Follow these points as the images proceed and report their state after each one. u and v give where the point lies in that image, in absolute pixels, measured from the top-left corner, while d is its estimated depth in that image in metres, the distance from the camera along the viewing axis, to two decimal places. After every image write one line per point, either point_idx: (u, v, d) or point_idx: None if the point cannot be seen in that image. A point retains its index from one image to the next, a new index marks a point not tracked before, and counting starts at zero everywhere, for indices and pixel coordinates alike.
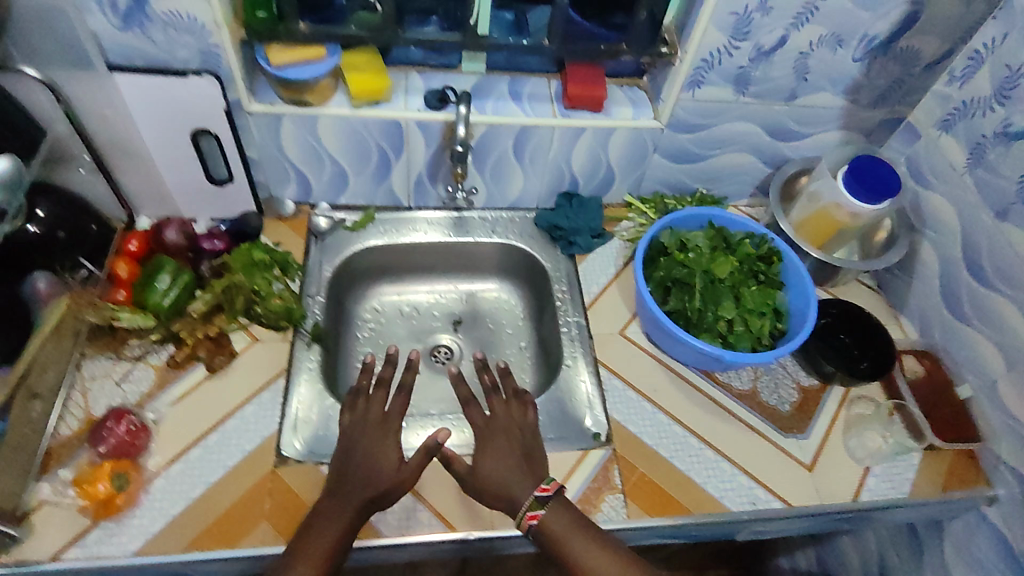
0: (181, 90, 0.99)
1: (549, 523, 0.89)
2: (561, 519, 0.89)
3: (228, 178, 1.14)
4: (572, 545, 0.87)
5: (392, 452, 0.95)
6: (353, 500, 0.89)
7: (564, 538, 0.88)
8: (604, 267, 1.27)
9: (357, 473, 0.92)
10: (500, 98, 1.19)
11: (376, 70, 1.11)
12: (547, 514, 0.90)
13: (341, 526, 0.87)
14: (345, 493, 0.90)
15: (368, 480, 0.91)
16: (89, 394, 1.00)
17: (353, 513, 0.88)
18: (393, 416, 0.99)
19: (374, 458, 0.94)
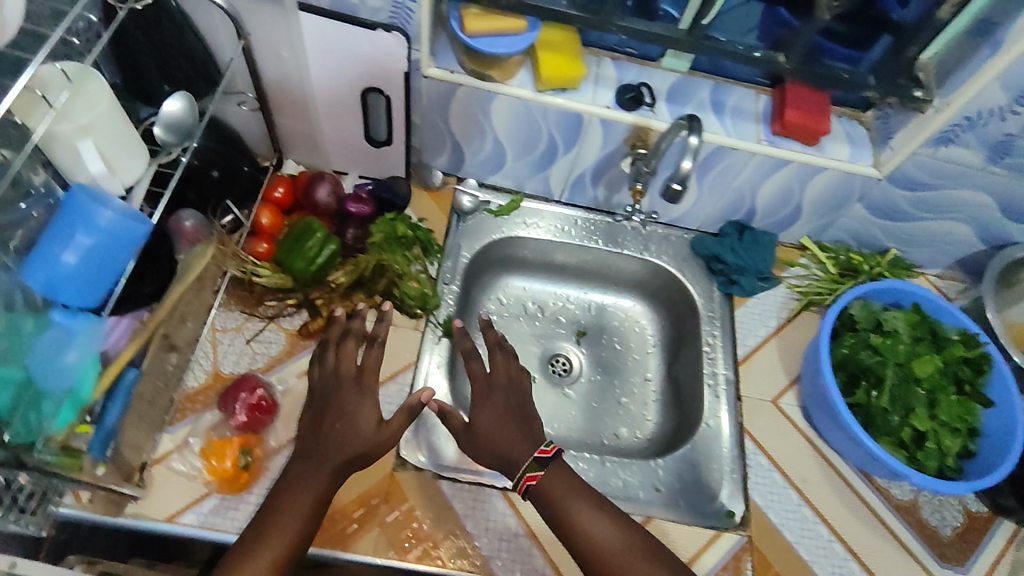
0: (366, 48, 0.87)
1: (556, 496, 0.81)
2: (560, 487, 0.82)
3: (385, 141, 1.04)
4: (586, 521, 0.79)
5: (371, 411, 0.82)
6: (326, 467, 0.78)
7: (563, 502, 0.80)
8: (763, 319, 1.13)
9: (324, 438, 0.79)
10: (700, 108, 1.01)
11: (570, 55, 0.96)
12: (546, 483, 0.82)
13: (310, 498, 0.76)
14: (318, 460, 0.78)
15: (345, 445, 0.79)
16: (219, 346, 0.96)
17: (330, 481, 0.78)
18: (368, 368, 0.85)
19: (344, 416, 0.81)
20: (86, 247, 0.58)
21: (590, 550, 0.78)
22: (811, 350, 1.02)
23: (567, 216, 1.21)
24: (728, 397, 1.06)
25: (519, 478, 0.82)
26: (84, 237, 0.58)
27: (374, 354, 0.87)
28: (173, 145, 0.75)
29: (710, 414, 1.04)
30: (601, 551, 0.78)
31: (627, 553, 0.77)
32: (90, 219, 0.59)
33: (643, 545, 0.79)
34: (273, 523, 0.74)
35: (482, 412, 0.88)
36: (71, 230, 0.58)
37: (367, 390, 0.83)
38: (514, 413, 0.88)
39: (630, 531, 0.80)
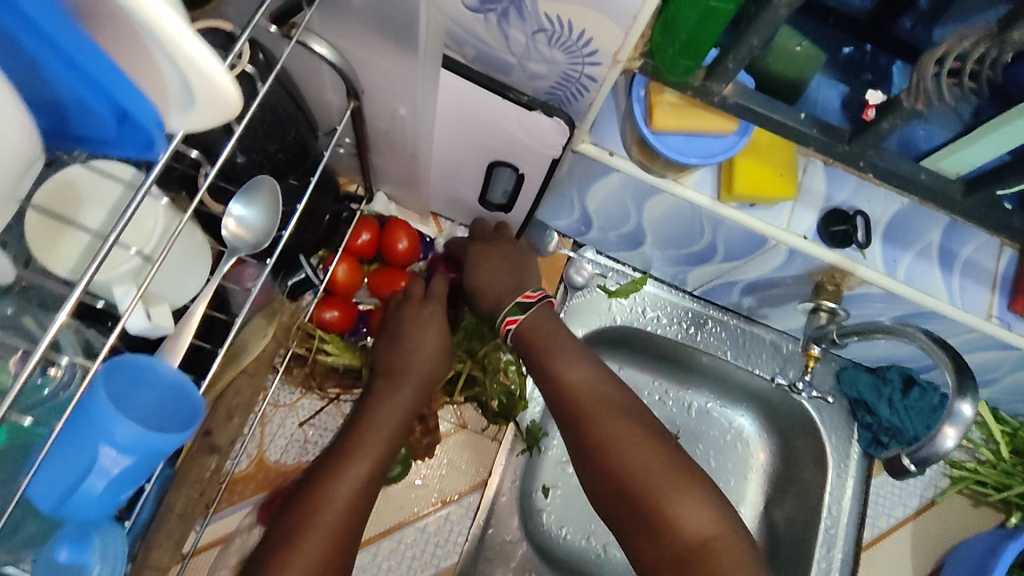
0: (511, 126, 0.63)
1: (554, 363, 0.74)
2: (552, 330, 0.76)
3: (505, 207, 0.81)
4: (568, 371, 0.74)
5: (412, 392, 0.72)
6: (378, 437, 0.68)
7: (547, 350, 0.75)
8: (904, 497, 0.94)
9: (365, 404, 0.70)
10: (923, 257, 0.76)
11: (776, 167, 0.70)
12: (533, 313, 0.76)
13: (366, 467, 0.65)
14: (365, 423, 0.68)
15: (377, 412, 0.69)
16: (268, 426, 0.81)
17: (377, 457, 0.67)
18: (430, 342, 0.75)
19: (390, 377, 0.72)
20: (114, 473, 0.42)
21: (578, 416, 0.72)
22: (967, 556, 0.86)
23: (695, 312, 0.99)
24: None
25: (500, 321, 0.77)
26: (112, 460, 0.42)
27: (422, 332, 0.75)
28: (241, 251, 0.56)
29: None
30: (588, 414, 0.72)
31: (618, 427, 0.71)
32: (113, 435, 0.41)
33: (645, 427, 0.72)
34: (317, 501, 0.62)
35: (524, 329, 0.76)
36: (90, 450, 0.42)
37: (410, 348, 0.74)
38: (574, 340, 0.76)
39: (620, 397, 0.74)
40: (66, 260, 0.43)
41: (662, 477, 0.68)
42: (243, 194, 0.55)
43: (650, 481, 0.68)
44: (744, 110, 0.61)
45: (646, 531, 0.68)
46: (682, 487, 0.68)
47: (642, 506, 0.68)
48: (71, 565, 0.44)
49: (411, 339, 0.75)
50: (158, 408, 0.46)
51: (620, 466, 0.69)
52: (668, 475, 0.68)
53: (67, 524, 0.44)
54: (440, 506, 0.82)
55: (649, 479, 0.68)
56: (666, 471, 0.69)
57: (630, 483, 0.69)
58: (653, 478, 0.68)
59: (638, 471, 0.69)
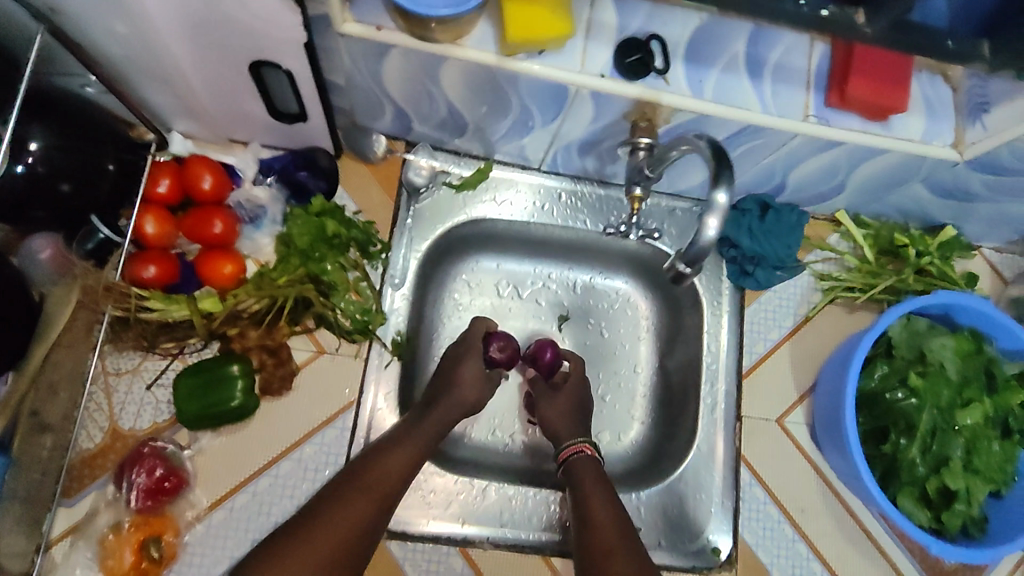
0: (236, 13, 0.58)
1: (575, 466, 0.81)
2: (594, 471, 0.80)
3: (300, 115, 0.76)
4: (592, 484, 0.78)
5: (391, 482, 0.71)
6: (368, 497, 0.69)
7: (589, 481, 0.78)
8: (780, 319, 0.96)
9: (376, 458, 0.73)
10: (730, 70, 0.74)
11: (549, 5, 0.66)
12: (576, 459, 0.81)
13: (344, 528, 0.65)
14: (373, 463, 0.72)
15: (374, 474, 0.71)
16: (115, 395, 0.78)
17: (364, 521, 0.67)
18: (416, 433, 0.77)
19: (385, 451, 0.74)
20: None
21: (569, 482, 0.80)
22: (834, 362, 0.87)
23: (548, 186, 0.97)
24: (728, 420, 0.90)
25: (574, 445, 0.82)
26: None
27: (390, 453, 0.74)
28: None
29: (703, 438, 0.90)
30: (580, 490, 0.77)
31: (598, 498, 0.76)
32: None
33: (617, 503, 0.76)
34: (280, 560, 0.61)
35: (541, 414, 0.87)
36: None
37: (404, 441, 0.75)
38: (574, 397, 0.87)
39: (608, 491, 0.77)
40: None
41: (621, 557, 0.69)
42: None
43: (616, 553, 0.70)
44: None
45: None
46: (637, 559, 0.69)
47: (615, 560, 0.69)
48: None
49: (407, 433, 0.76)
50: None
51: (590, 530, 0.73)
52: (615, 548, 0.70)
53: None
54: (313, 431, 0.80)
55: (617, 552, 0.69)
56: (630, 546, 0.71)
57: (599, 545, 0.71)
58: (614, 549, 0.70)
59: (602, 532, 0.72)
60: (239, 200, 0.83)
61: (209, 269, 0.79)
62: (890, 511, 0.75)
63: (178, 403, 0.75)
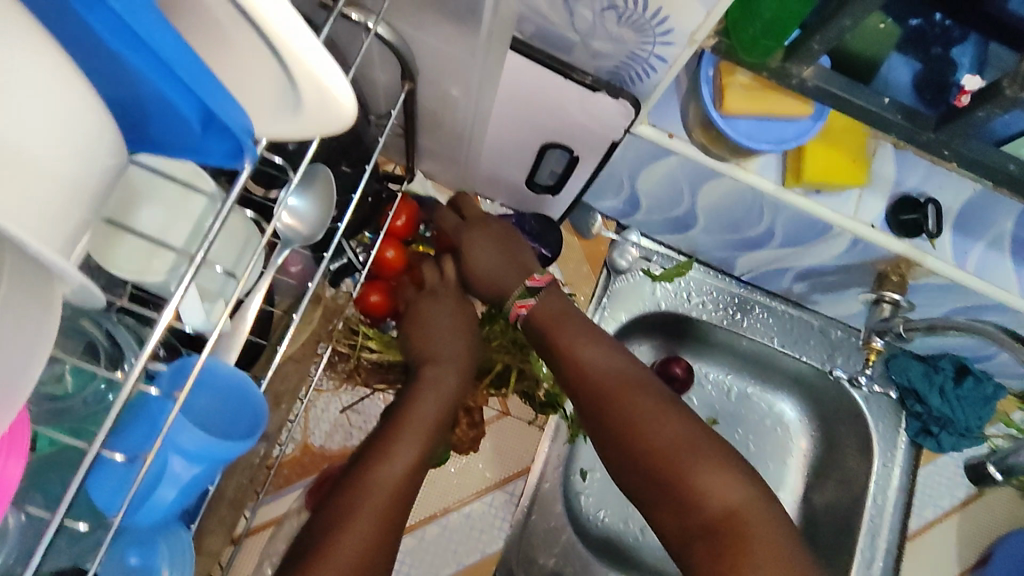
0: (566, 106, 0.60)
1: (537, 313, 0.74)
2: (559, 309, 0.73)
3: (553, 189, 0.78)
4: (582, 348, 0.71)
5: (407, 475, 0.64)
6: (400, 476, 0.63)
7: (557, 322, 0.72)
8: (950, 486, 0.93)
9: (387, 428, 0.66)
10: (995, 247, 0.73)
11: (847, 151, 0.66)
12: (540, 297, 0.74)
13: (359, 539, 0.58)
14: (374, 471, 0.62)
15: (381, 466, 0.63)
16: (312, 411, 0.81)
17: (385, 512, 0.61)
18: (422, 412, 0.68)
19: (391, 422, 0.67)
20: (183, 481, 0.41)
21: (593, 396, 0.70)
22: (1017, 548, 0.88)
23: (741, 297, 0.97)
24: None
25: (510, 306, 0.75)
26: (179, 468, 0.40)
27: (422, 397, 0.69)
28: (295, 243, 0.54)
29: None
30: (555, 331, 0.72)
31: (586, 347, 0.71)
32: (180, 442, 0.40)
33: (614, 351, 0.72)
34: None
35: (463, 239, 0.79)
36: (157, 457, 0.40)
37: (412, 413, 0.67)
38: (500, 235, 0.78)
39: (637, 370, 0.71)
40: (124, 261, 0.41)
41: (680, 446, 0.65)
42: (296, 184, 0.53)
43: (666, 444, 0.66)
44: (824, 94, 0.57)
45: (671, 499, 0.65)
46: (693, 449, 0.65)
47: (665, 455, 0.65)
48: (139, 569, 0.42)
49: (417, 393, 0.69)
50: (217, 408, 0.44)
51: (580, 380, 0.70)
52: (670, 447, 0.66)
53: (131, 533, 0.42)
54: (484, 493, 0.82)
55: (669, 452, 0.65)
56: (680, 440, 0.66)
57: (653, 449, 0.66)
58: (631, 408, 0.68)
59: (598, 389, 0.69)
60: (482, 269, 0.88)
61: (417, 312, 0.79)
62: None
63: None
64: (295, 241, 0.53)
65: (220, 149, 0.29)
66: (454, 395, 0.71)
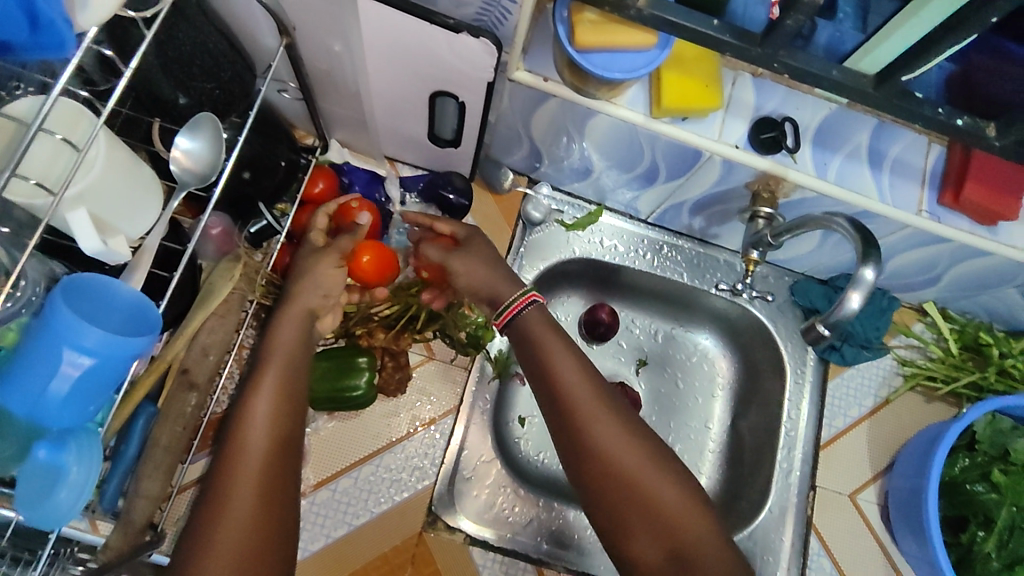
0: (437, 51, 0.67)
1: (528, 320, 0.74)
2: (545, 325, 0.73)
3: (454, 142, 0.85)
4: (562, 365, 0.70)
5: (269, 435, 0.63)
6: (284, 412, 0.65)
7: (543, 339, 0.72)
8: (858, 396, 0.99)
9: (254, 373, 0.66)
10: (853, 158, 0.80)
11: (701, 78, 0.74)
12: (518, 315, 0.74)
13: (253, 488, 0.60)
14: (241, 429, 0.62)
15: (246, 424, 0.62)
16: (245, 368, 0.86)
17: (263, 475, 0.61)
18: (281, 339, 0.69)
19: (255, 371, 0.67)
20: (79, 376, 0.46)
21: (565, 414, 0.68)
22: (915, 447, 0.89)
23: (651, 239, 1.03)
24: (799, 487, 0.93)
25: (521, 298, 0.74)
26: (74, 364, 0.46)
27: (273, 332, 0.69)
28: (191, 186, 0.60)
29: (775, 500, 0.93)
30: (541, 346, 0.72)
31: (564, 359, 0.71)
32: (75, 342, 0.46)
33: (583, 358, 0.72)
34: (203, 548, 0.56)
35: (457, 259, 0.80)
36: (56, 356, 0.46)
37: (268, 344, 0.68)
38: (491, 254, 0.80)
39: (605, 388, 0.70)
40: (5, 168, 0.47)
41: (643, 469, 0.66)
42: (187, 129, 0.59)
43: (629, 461, 0.66)
44: (661, 21, 0.64)
45: (626, 503, 0.66)
46: (647, 460, 0.66)
47: (617, 481, 0.66)
48: (49, 463, 0.49)
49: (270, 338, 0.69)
50: (114, 320, 0.50)
51: (561, 401, 0.69)
52: (623, 461, 0.66)
53: (45, 430, 0.48)
54: (415, 432, 0.87)
55: (634, 474, 0.66)
56: (619, 427, 0.68)
57: (609, 461, 0.66)
58: (602, 428, 0.67)
59: (573, 402, 0.68)
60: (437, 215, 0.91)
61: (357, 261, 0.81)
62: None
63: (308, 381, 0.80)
64: (193, 183, 0.59)
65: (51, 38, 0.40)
66: (307, 327, 0.71)
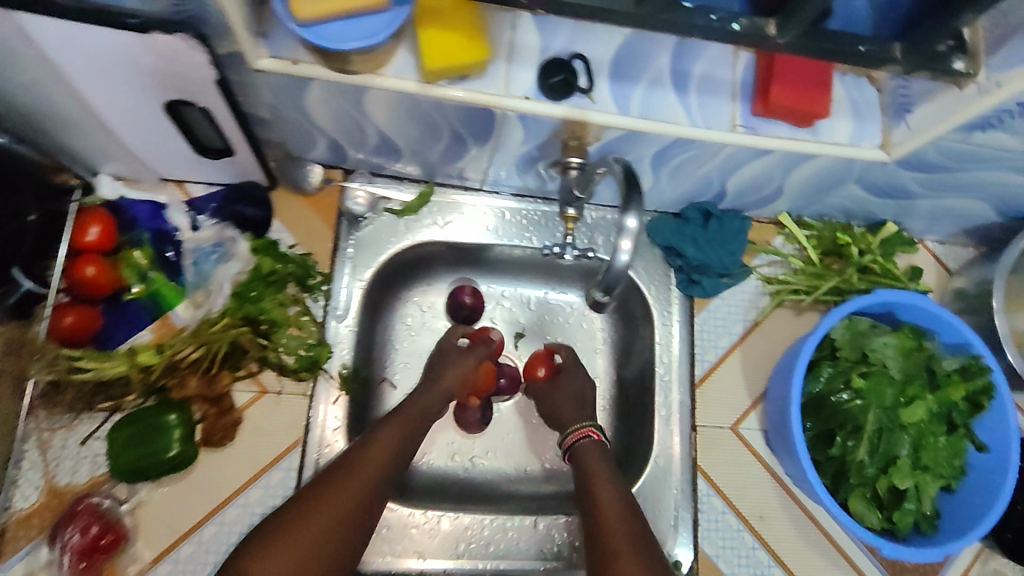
0: (135, 57, 0.58)
1: (586, 450, 0.84)
2: (597, 457, 0.83)
3: (226, 149, 0.75)
4: (602, 485, 0.78)
5: (376, 479, 0.72)
6: (334, 513, 0.66)
7: (591, 472, 0.80)
8: (729, 325, 0.96)
9: (340, 471, 0.71)
10: (655, 85, 0.73)
11: (466, 28, 0.65)
12: (580, 442, 0.85)
13: (325, 530, 0.64)
14: (349, 473, 0.71)
15: (344, 481, 0.70)
16: (49, 452, 0.76)
17: (344, 518, 0.67)
18: (371, 454, 0.74)
19: (363, 445, 0.75)
20: None
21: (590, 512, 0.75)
22: (781, 366, 0.87)
23: (491, 207, 0.95)
24: (685, 432, 0.90)
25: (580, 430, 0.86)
26: None
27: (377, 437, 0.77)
28: None
29: (660, 451, 0.89)
30: (590, 483, 0.79)
31: (598, 470, 0.80)
32: None
33: (624, 490, 0.77)
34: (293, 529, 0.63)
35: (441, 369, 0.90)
36: None
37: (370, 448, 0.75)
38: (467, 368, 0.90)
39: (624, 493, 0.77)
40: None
41: (627, 546, 0.69)
42: None
43: (615, 538, 0.71)
44: None
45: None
46: (632, 542, 0.70)
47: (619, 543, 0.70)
48: None
49: (364, 450, 0.75)
50: None
51: (596, 502, 0.76)
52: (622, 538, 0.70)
53: None
54: (260, 476, 0.79)
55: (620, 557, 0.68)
56: (628, 545, 0.69)
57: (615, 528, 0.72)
58: (616, 529, 0.72)
59: (603, 499, 0.76)
60: (236, 236, 0.82)
61: (75, 273, 0.76)
62: (835, 511, 0.75)
63: (110, 456, 0.73)
64: None
65: None
66: (399, 461, 0.76)
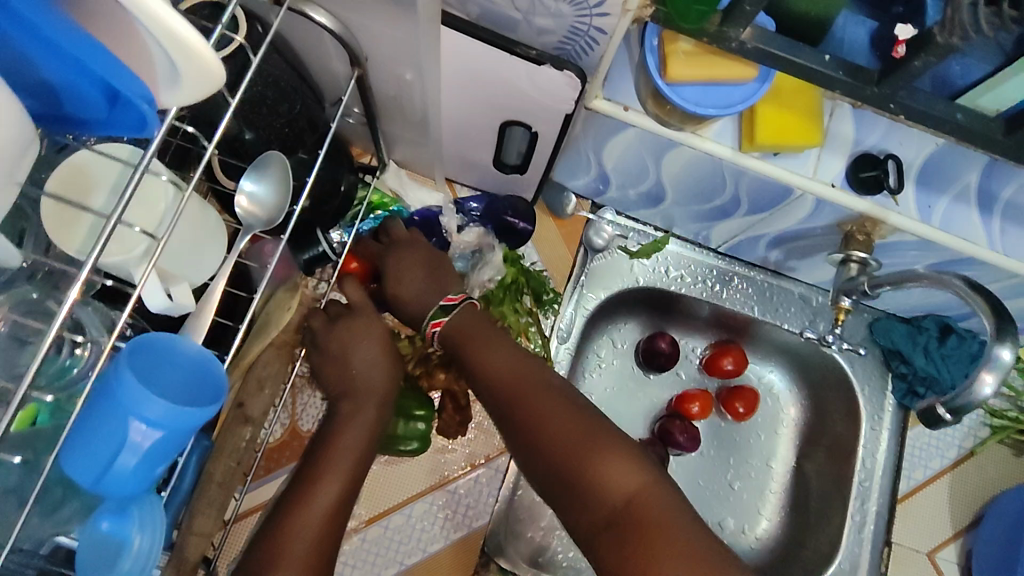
0: (512, 87, 0.64)
1: (455, 324, 0.74)
2: (492, 347, 0.72)
3: (519, 167, 0.79)
4: (488, 359, 0.72)
5: (326, 516, 0.63)
6: (305, 547, 0.61)
7: (510, 390, 0.70)
8: (941, 447, 0.93)
9: (317, 460, 0.67)
10: (960, 200, 0.72)
11: (798, 111, 0.68)
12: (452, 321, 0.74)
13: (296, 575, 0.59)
14: (314, 491, 0.64)
15: (316, 490, 0.64)
16: (298, 397, 0.84)
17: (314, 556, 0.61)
18: (344, 443, 0.67)
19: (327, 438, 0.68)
20: (143, 448, 0.44)
21: (537, 448, 0.67)
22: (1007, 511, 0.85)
23: (721, 269, 0.97)
24: (874, 542, 0.89)
25: (488, 339, 0.73)
26: (141, 435, 0.43)
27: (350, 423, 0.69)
28: (256, 229, 0.57)
29: (846, 555, 0.89)
30: (497, 381, 0.71)
31: (551, 420, 0.67)
32: (140, 413, 0.43)
33: (623, 452, 0.65)
34: None
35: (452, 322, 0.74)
36: (121, 427, 0.43)
37: (337, 438, 0.68)
38: (426, 258, 0.78)
39: (588, 424, 0.67)
40: (77, 240, 0.44)
41: (658, 524, 0.61)
42: (253, 171, 0.55)
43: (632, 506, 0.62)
44: (765, 55, 0.58)
45: (580, 493, 0.64)
46: (632, 510, 0.62)
47: (529, 398, 0.69)
48: (110, 535, 0.46)
49: (310, 496, 0.64)
50: (175, 380, 0.47)
51: (516, 422, 0.69)
52: (542, 392, 0.69)
53: (107, 499, 0.46)
54: (469, 470, 0.84)
55: (567, 440, 0.66)
56: (597, 446, 0.65)
57: (521, 384, 0.70)
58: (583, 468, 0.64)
59: (552, 437, 0.66)
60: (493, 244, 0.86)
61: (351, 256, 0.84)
62: None
63: None
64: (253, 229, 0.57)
65: (129, 119, 0.34)
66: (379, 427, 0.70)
